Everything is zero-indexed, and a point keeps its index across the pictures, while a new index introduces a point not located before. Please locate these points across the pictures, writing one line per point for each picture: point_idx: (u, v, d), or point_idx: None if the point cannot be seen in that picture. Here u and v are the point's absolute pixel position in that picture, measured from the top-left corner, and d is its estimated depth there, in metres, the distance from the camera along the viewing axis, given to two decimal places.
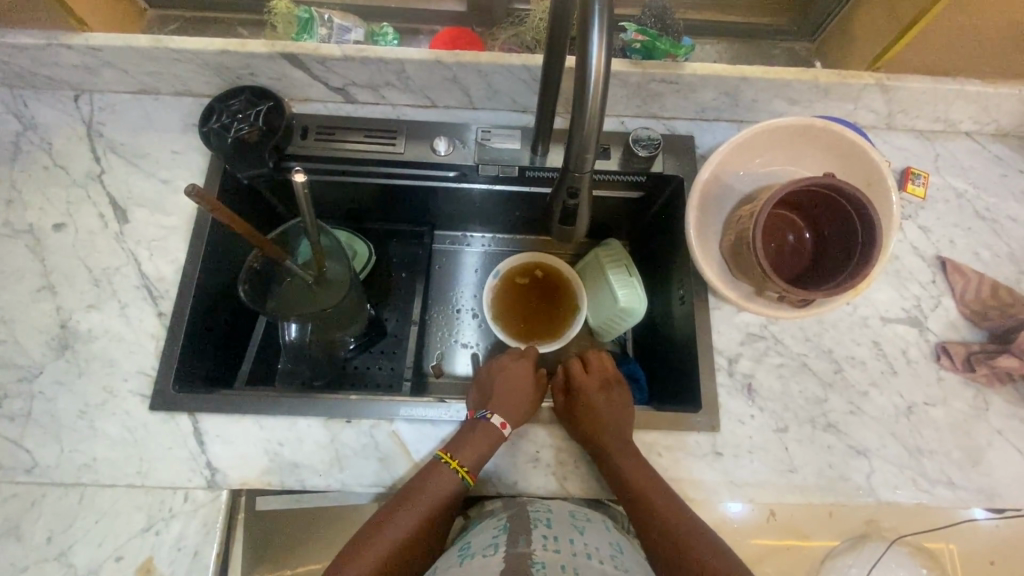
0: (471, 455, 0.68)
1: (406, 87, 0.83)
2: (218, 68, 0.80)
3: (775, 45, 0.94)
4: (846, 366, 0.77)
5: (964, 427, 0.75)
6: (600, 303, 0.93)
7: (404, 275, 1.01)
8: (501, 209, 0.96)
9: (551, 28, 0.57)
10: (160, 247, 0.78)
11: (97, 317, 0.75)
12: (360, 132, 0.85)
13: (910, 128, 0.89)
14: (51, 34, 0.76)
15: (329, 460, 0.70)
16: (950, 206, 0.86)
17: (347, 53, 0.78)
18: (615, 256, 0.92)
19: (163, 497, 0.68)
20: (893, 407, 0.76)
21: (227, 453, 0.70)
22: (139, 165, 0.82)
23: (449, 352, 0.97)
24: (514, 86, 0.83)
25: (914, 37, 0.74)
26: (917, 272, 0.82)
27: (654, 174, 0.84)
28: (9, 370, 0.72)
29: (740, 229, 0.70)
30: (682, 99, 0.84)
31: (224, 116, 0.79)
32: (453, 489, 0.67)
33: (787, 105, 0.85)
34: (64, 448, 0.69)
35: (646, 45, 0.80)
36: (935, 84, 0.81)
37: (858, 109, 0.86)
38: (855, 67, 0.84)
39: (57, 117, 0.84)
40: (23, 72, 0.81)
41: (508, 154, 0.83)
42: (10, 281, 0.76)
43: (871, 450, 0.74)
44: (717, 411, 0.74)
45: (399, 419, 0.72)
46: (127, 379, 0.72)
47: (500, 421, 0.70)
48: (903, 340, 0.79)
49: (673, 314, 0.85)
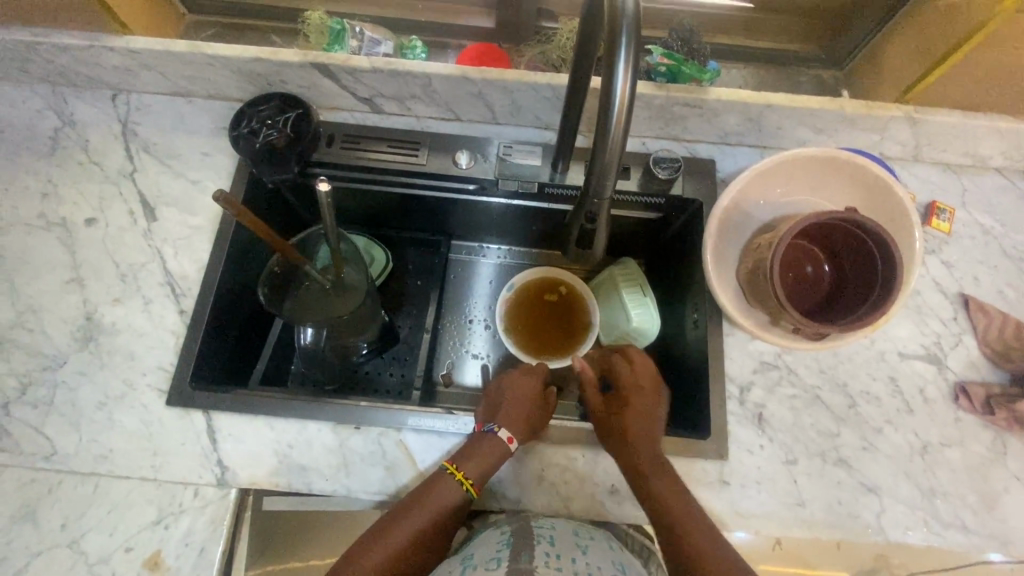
0: (477, 467, 0.68)
1: (431, 100, 0.85)
2: (252, 74, 0.82)
3: (801, 71, 0.93)
4: (861, 402, 0.76)
5: (981, 470, 0.73)
6: (611, 321, 0.93)
7: (417, 283, 1.03)
8: (519, 223, 0.97)
9: (579, 41, 0.58)
10: (185, 246, 0.80)
11: (122, 311, 0.77)
12: (384, 143, 0.86)
13: (937, 161, 0.88)
14: (96, 36, 0.79)
15: (336, 464, 0.71)
16: (975, 242, 0.84)
17: (375, 65, 0.79)
18: (629, 274, 0.92)
19: (175, 492, 0.70)
20: (908, 445, 0.74)
21: (239, 452, 0.71)
22: (169, 165, 0.85)
23: (460, 361, 0.98)
24: (538, 103, 0.83)
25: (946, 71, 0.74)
26: (938, 308, 0.81)
27: (673, 197, 0.85)
28: (35, 359, 0.75)
29: (758, 258, 0.69)
30: (706, 123, 0.84)
31: (254, 121, 0.81)
32: (457, 500, 0.67)
33: (811, 133, 0.84)
34: (83, 437, 0.71)
35: (672, 69, 0.80)
36: (965, 120, 0.80)
37: (883, 140, 0.85)
38: (883, 98, 0.83)
39: (95, 115, 0.87)
40: (66, 71, 0.84)
41: (528, 170, 0.84)
42: (41, 271, 0.79)
43: (883, 488, 0.72)
44: (725, 439, 0.73)
45: (406, 428, 0.72)
46: (146, 374, 0.74)
47: (507, 434, 0.70)
48: (920, 378, 0.77)
49: (686, 336, 0.85)
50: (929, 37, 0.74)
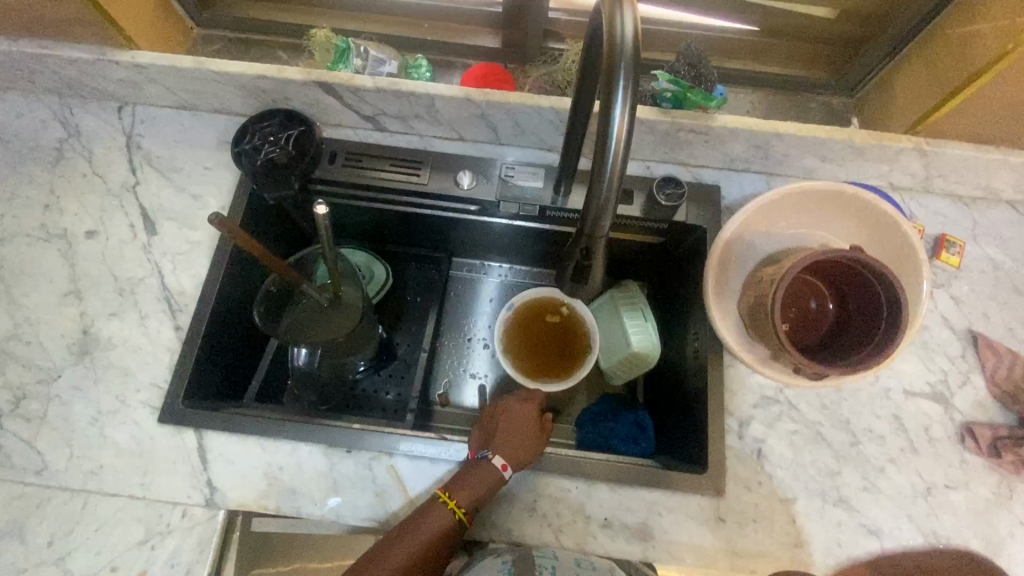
0: (468, 495, 0.67)
1: (434, 120, 0.84)
2: (256, 90, 0.82)
3: (810, 98, 0.91)
4: (863, 440, 0.74)
5: (986, 515, 0.71)
6: (611, 344, 0.92)
7: (418, 299, 1.02)
8: (521, 243, 0.96)
9: (582, 68, 0.58)
10: (183, 261, 0.80)
11: (118, 325, 0.77)
12: (386, 161, 0.86)
13: (948, 193, 0.86)
14: (102, 50, 0.79)
15: (326, 488, 0.70)
16: (985, 277, 0.82)
17: (379, 85, 0.79)
18: (630, 297, 0.91)
19: (163, 512, 0.69)
20: (911, 486, 0.72)
21: (229, 472, 0.70)
22: (171, 179, 0.85)
23: (457, 381, 0.97)
24: (542, 126, 0.83)
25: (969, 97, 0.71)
26: (946, 344, 0.79)
27: (676, 223, 0.83)
28: (30, 371, 0.75)
29: (759, 293, 0.68)
30: (712, 150, 0.83)
31: (257, 138, 0.82)
32: (449, 529, 0.66)
33: (819, 162, 0.83)
34: (74, 453, 0.71)
35: (677, 95, 0.79)
36: (978, 153, 0.79)
37: (893, 171, 0.83)
38: (893, 128, 0.82)
39: (100, 126, 0.87)
40: (73, 82, 0.85)
41: (530, 193, 0.84)
42: (40, 283, 0.79)
43: (884, 531, 0.70)
44: (722, 475, 0.72)
45: (398, 453, 0.72)
46: (140, 391, 0.74)
47: (501, 462, 0.68)
48: (925, 417, 0.75)
49: (686, 366, 0.83)
50: (950, 62, 0.73)
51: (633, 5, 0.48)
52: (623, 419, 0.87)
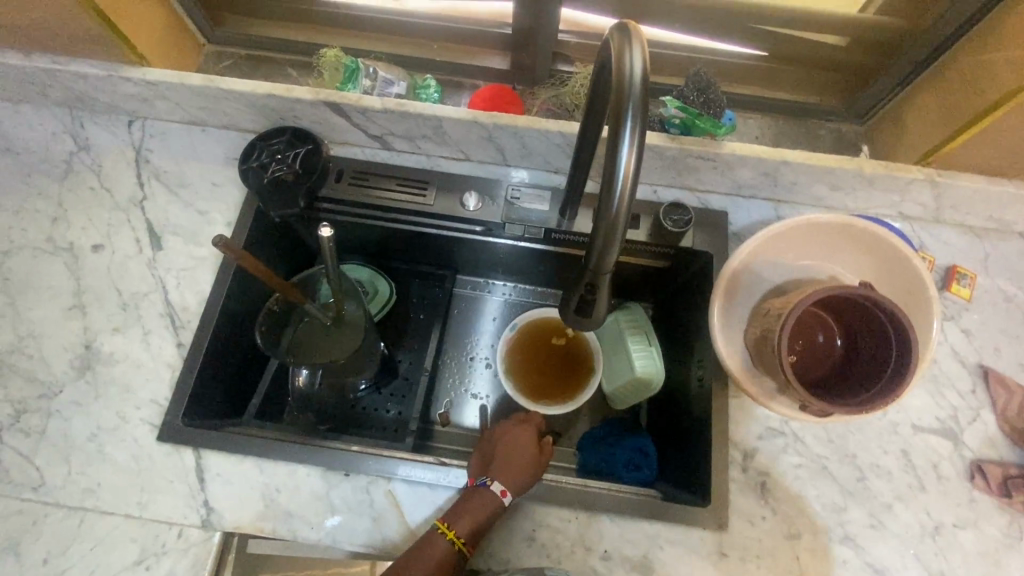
0: (467, 524, 0.65)
1: (442, 140, 0.84)
2: (265, 109, 0.83)
3: (820, 124, 0.91)
4: (870, 475, 0.73)
5: (996, 557, 0.70)
6: (614, 369, 0.91)
7: (421, 317, 1.00)
8: (525, 264, 0.95)
9: (590, 98, 0.58)
10: (188, 277, 0.80)
11: (121, 340, 0.77)
12: (392, 181, 0.86)
13: (959, 223, 0.85)
14: (114, 66, 0.80)
15: (323, 512, 0.70)
16: (996, 310, 0.81)
17: (387, 106, 0.79)
18: (635, 322, 0.90)
19: (158, 532, 0.68)
20: (919, 525, 0.71)
21: (226, 493, 0.70)
22: (178, 194, 0.85)
23: (458, 401, 0.96)
24: (549, 149, 0.82)
25: (988, 127, 0.70)
26: (956, 379, 0.77)
27: (682, 248, 0.83)
28: (31, 385, 0.75)
29: (766, 326, 0.67)
30: (720, 176, 0.82)
31: (264, 156, 0.82)
32: (450, 561, 0.64)
33: (828, 190, 0.82)
34: (73, 469, 0.71)
35: (685, 122, 0.79)
36: (989, 185, 0.78)
37: (903, 201, 0.82)
38: (904, 158, 0.81)
39: (110, 140, 0.88)
40: (84, 96, 0.85)
41: (536, 215, 0.83)
42: (45, 297, 0.79)
43: (890, 570, 0.69)
44: (725, 508, 0.70)
45: (396, 478, 0.71)
46: (140, 408, 0.74)
47: (500, 488, 0.67)
48: (934, 453, 0.74)
49: (689, 393, 0.82)
50: (965, 92, 0.72)
51: (642, 41, 0.48)
52: (625, 444, 0.86)
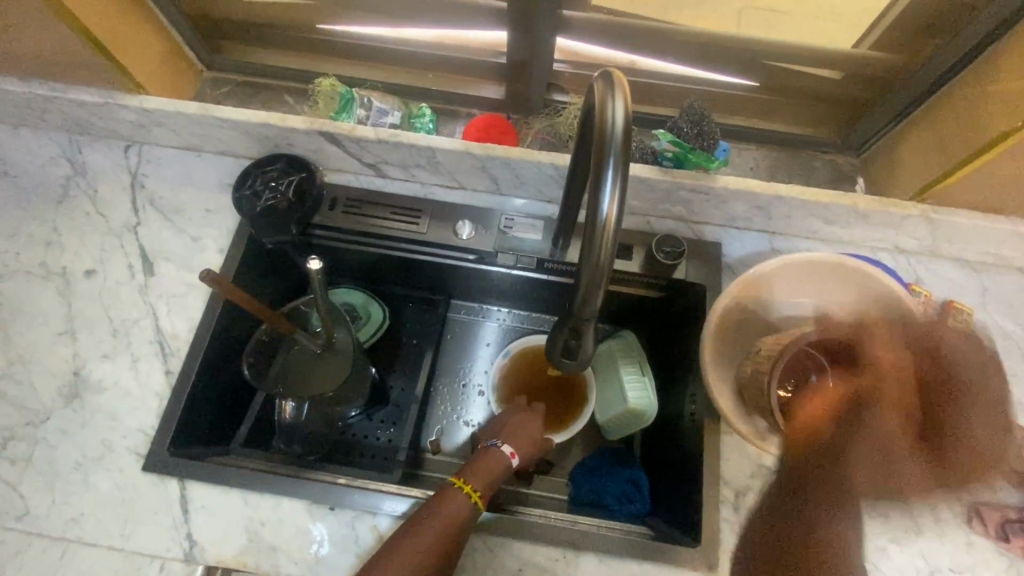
0: (480, 481, 0.69)
1: (435, 169, 0.84)
2: (261, 137, 0.83)
3: (815, 156, 0.91)
4: (864, 516, 0.71)
5: None
6: (608, 398, 0.89)
7: (413, 342, 1.00)
8: (519, 291, 0.95)
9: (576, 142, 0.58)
10: (179, 304, 0.80)
11: (109, 367, 0.77)
12: (386, 209, 0.86)
13: (956, 257, 0.84)
14: (111, 94, 0.81)
15: (307, 549, 0.69)
16: (995, 347, 0.80)
17: (381, 136, 0.80)
18: (628, 350, 0.90)
19: (140, 565, 0.67)
20: (914, 569, 0.69)
21: (209, 526, 0.69)
22: (173, 220, 0.85)
23: (450, 429, 0.95)
24: (541, 180, 0.82)
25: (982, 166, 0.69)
26: None
27: (675, 280, 0.82)
28: (18, 412, 0.74)
29: None
30: (713, 208, 0.82)
31: (258, 183, 0.83)
32: (465, 515, 0.65)
33: (822, 224, 0.82)
34: (57, 498, 0.70)
35: (678, 156, 0.80)
36: (984, 222, 0.78)
37: (898, 236, 0.82)
38: (899, 194, 0.80)
39: (106, 165, 0.88)
40: (82, 122, 0.86)
41: (529, 245, 0.84)
42: (36, 322, 0.79)
43: None
44: (716, 549, 0.69)
45: (381, 513, 0.70)
46: (126, 437, 0.73)
47: (508, 449, 0.74)
48: (930, 494, 0.73)
49: (681, 426, 0.81)
50: (959, 131, 0.71)
51: (625, 92, 0.48)
52: (618, 475, 0.85)
